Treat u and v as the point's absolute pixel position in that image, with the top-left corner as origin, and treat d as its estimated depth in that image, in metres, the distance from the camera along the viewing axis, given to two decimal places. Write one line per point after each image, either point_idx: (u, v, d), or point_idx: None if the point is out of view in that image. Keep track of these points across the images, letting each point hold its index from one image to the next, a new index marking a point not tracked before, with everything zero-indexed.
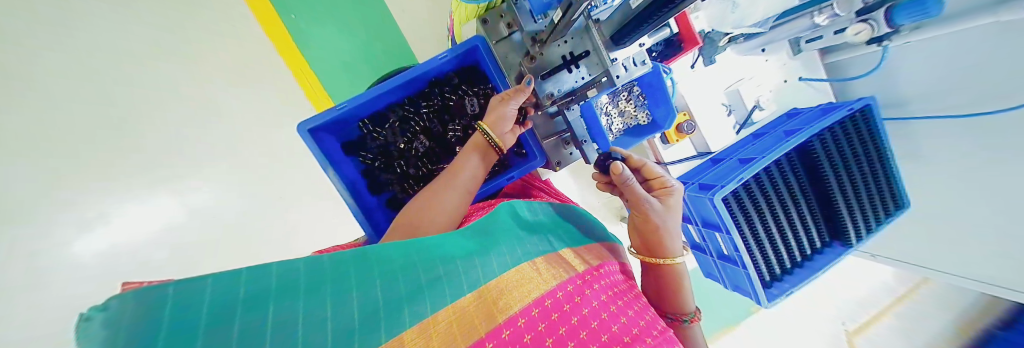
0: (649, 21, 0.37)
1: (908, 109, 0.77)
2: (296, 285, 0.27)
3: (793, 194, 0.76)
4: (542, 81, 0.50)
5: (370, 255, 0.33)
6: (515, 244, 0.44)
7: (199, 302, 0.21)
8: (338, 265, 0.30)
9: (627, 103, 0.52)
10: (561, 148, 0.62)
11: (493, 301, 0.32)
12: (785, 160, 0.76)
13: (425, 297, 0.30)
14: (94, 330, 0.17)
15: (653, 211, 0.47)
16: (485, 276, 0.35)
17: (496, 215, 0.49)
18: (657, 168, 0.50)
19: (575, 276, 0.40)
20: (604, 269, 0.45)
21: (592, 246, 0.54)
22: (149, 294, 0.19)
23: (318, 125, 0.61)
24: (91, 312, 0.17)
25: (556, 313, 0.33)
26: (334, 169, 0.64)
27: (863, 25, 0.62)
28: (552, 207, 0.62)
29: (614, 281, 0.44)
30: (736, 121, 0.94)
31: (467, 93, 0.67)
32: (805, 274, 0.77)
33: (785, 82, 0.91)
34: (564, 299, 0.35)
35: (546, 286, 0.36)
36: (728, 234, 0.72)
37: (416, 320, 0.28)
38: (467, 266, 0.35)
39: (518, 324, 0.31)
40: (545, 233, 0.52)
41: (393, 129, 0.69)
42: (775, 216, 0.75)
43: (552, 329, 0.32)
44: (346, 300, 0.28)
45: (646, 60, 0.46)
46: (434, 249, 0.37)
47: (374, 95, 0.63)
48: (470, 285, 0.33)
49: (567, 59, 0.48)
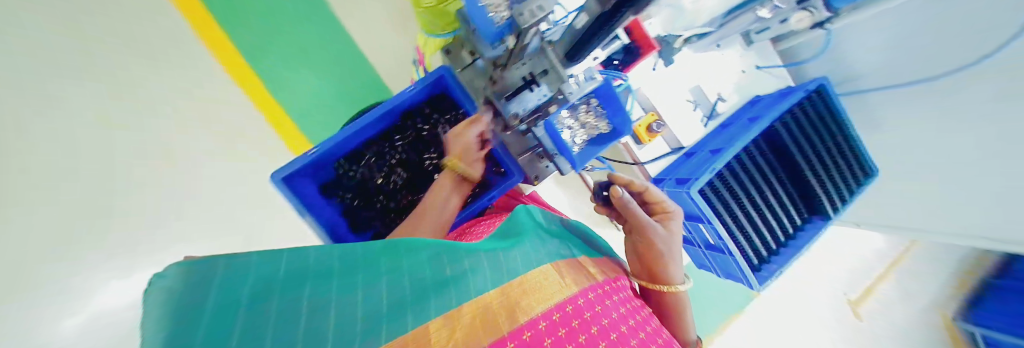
0: (597, 35, 0.39)
1: (863, 84, 0.82)
2: (329, 269, 0.27)
3: (766, 177, 0.78)
4: (506, 103, 0.51)
5: (401, 249, 0.31)
6: (538, 244, 0.40)
7: (241, 279, 0.23)
8: (370, 253, 0.30)
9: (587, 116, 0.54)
10: (537, 163, 0.64)
11: (514, 298, 0.29)
12: (753, 148, 0.79)
13: (451, 288, 0.28)
14: (156, 297, 0.20)
15: (656, 237, 0.44)
16: (509, 275, 0.32)
17: (512, 220, 0.46)
18: (659, 194, 0.48)
19: (595, 283, 0.36)
20: (620, 282, 0.41)
21: (604, 260, 0.47)
22: (198, 273, 0.22)
23: (291, 170, 0.60)
24: (156, 278, 0.21)
25: (576, 320, 0.29)
26: (311, 213, 0.63)
27: (805, 12, 0.68)
28: (563, 216, 0.59)
29: (628, 294, 0.40)
30: (703, 114, 0.96)
31: (438, 120, 0.68)
32: (792, 252, 0.79)
33: (745, 72, 0.96)
34: (584, 306, 0.31)
35: (565, 290, 0.32)
36: (711, 225, 0.74)
37: (438, 311, 0.25)
38: (491, 261, 0.33)
39: (538, 327, 0.27)
40: (565, 238, 0.48)
41: (368, 164, 0.68)
42: (754, 201, 0.77)
43: (573, 335, 0.28)
44: (373, 290, 0.26)
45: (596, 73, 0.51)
46: (462, 244, 0.35)
47: (346, 134, 0.63)
48: (495, 281, 0.30)
49: (527, 80, 0.49)
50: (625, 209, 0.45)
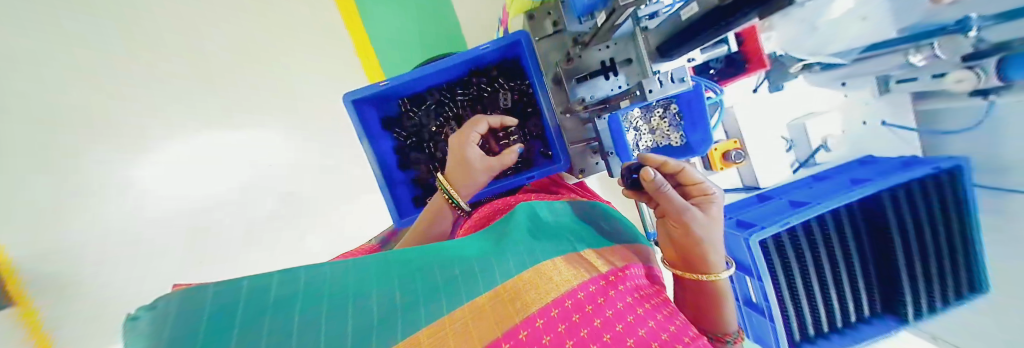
0: (700, 35, 0.34)
1: (1009, 178, 0.63)
2: (320, 284, 0.28)
3: (846, 251, 0.67)
4: (576, 85, 0.48)
5: (386, 262, 0.33)
6: (534, 244, 0.41)
7: (233, 302, 0.23)
8: (357, 267, 0.31)
9: (660, 121, 0.48)
10: (587, 156, 0.61)
11: (508, 301, 0.30)
12: (846, 212, 0.66)
13: (440, 295, 0.29)
14: (143, 326, 0.20)
15: (697, 222, 0.40)
16: (501, 276, 0.33)
17: (511, 221, 0.47)
18: (694, 173, 0.42)
19: (597, 276, 0.35)
20: (629, 272, 0.39)
21: (616, 248, 0.46)
22: (184, 297, 0.22)
23: (361, 97, 0.64)
24: (139, 312, 0.21)
25: (576, 315, 0.29)
26: (370, 141, 0.67)
27: (969, 71, 0.55)
28: (571, 207, 0.57)
29: (638, 285, 0.37)
30: (796, 158, 0.84)
31: (503, 86, 0.67)
32: (845, 342, 0.67)
33: (864, 124, 0.80)
34: (586, 299, 0.31)
35: (566, 287, 0.32)
36: (759, 281, 0.66)
37: (432, 317, 0.26)
38: (481, 265, 0.34)
39: (536, 325, 0.27)
40: (566, 234, 0.47)
41: (428, 111, 0.71)
42: (820, 271, 0.66)
43: (574, 332, 0.27)
44: (363, 297, 0.28)
45: (686, 77, 0.40)
46: (450, 254, 0.36)
47: (415, 76, 0.65)
48: (486, 284, 0.31)
49: (607, 65, 0.46)
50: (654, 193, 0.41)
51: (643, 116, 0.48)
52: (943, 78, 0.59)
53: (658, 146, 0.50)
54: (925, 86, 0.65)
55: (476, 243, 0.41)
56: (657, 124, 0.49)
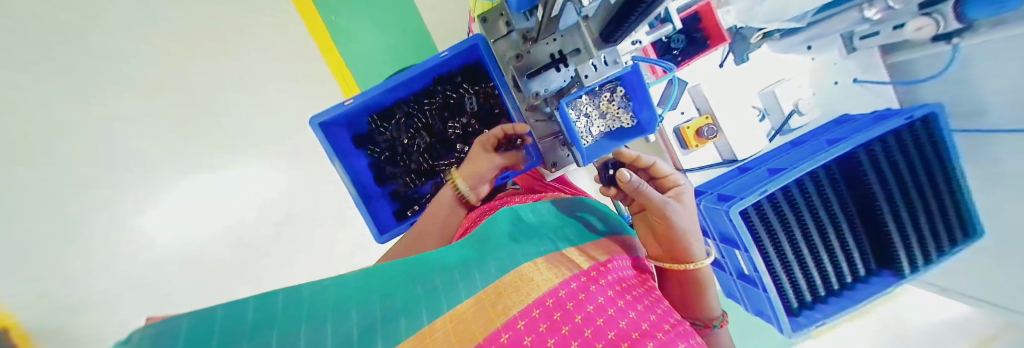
0: (632, 15, 0.34)
1: (990, 120, 0.62)
2: (299, 309, 0.25)
3: (831, 212, 0.67)
4: (529, 80, 0.48)
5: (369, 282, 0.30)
6: (516, 246, 0.39)
7: (208, 335, 0.20)
8: (337, 292, 0.28)
9: (608, 105, 0.48)
10: (558, 150, 0.61)
11: (490, 308, 0.28)
12: (823, 173, 0.67)
13: (425, 309, 0.27)
14: None
15: (678, 218, 0.39)
16: (483, 283, 0.31)
17: (489, 225, 0.44)
18: (665, 168, 0.43)
19: (579, 272, 0.34)
20: (613, 264, 0.37)
21: (602, 241, 0.43)
22: (158, 328, 0.18)
23: (328, 119, 0.64)
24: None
25: (557, 313, 0.28)
26: (343, 161, 0.68)
27: (927, 19, 0.52)
28: (555, 204, 0.53)
29: (623, 277, 0.36)
30: (771, 126, 0.83)
31: (467, 91, 0.68)
32: (842, 305, 0.66)
33: (836, 84, 0.80)
34: (566, 297, 0.30)
35: (545, 286, 0.31)
36: (746, 252, 0.65)
37: (414, 330, 0.25)
38: (464, 278, 0.32)
39: (516, 327, 0.26)
40: (545, 232, 0.44)
41: (398, 124, 0.72)
42: (807, 237, 0.66)
43: (555, 329, 0.26)
44: (344, 322, 0.25)
45: (619, 59, 0.44)
46: (432, 267, 0.34)
47: (379, 92, 0.65)
48: (468, 291, 0.30)
49: (555, 58, 0.46)
50: (635, 193, 0.40)
51: (592, 102, 0.48)
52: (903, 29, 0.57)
53: (611, 130, 0.50)
54: (890, 38, 0.63)
55: (457, 250, 0.39)
56: (607, 108, 0.49)
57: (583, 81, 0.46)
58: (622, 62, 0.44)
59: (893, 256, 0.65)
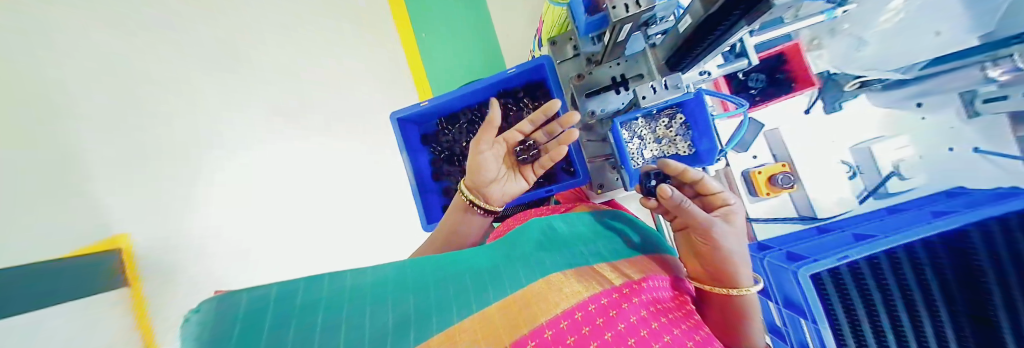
0: (698, 47, 0.36)
1: None
2: (342, 295, 0.27)
3: (928, 298, 0.56)
4: (586, 99, 0.50)
5: (403, 275, 0.32)
6: (546, 256, 0.40)
7: (265, 308, 0.23)
8: (376, 280, 0.30)
9: (666, 130, 0.48)
10: (607, 172, 0.62)
11: (518, 311, 0.29)
12: (924, 252, 0.56)
13: (453, 307, 0.28)
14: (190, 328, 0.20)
15: (723, 237, 0.37)
16: (512, 287, 0.32)
17: (522, 232, 0.46)
18: (713, 184, 0.40)
19: (611, 288, 0.34)
20: (648, 284, 0.36)
21: (638, 260, 0.43)
22: (227, 300, 0.22)
23: (404, 116, 0.73)
24: (191, 314, 0.21)
25: (587, 327, 0.28)
26: (410, 154, 0.76)
27: None
28: (591, 216, 0.54)
29: (657, 298, 0.35)
30: (863, 185, 0.73)
31: (527, 106, 0.73)
32: None
33: (950, 151, 0.69)
34: (596, 312, 0.30)
35: (575, 298, 0.31)
36: (813, 324, 0.56)
37: (445, 325, 0.26)
38: (493, 283, 0.33)
39: (544, 336, 0.26)
40: (577, 245, 0.45)
41: (461, 128, 0.79)
42: (894, 321, 0.56)
43: (583, 343, 0.27)
44: (379, 308, 0.27)
45: (679, 84, 0.41)
46: (464, 268, 0.36)
47: (450, 98, 0.73)
48: (498, 295, 0.30)
49: (617, 80, 0.49)
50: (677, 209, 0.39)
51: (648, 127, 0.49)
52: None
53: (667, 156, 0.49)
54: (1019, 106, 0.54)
55: (488, 253, 0.41)
56: (663, 132, 0.49)
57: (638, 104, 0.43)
58: (683, 88, 0.41)
59: None
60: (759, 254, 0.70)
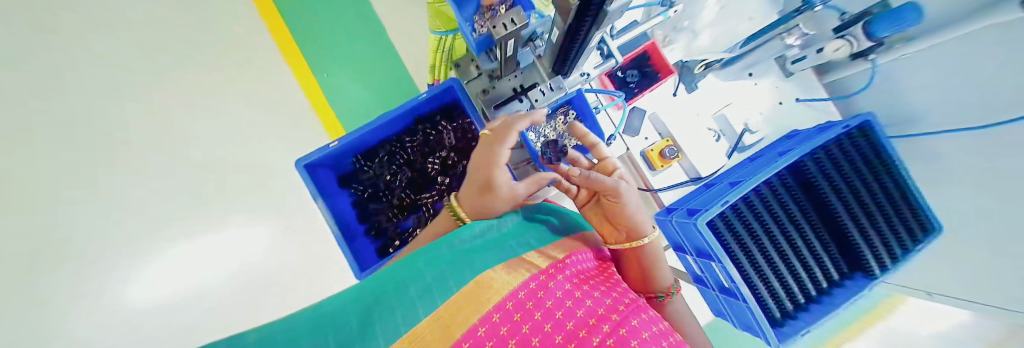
0: (571, 49, 0.43)
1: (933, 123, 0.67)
2: None
3: (791, 217, 0.71)
4: (496, 111, 0.53)
5: (306, 328, 0.27)
6: (476, 257, 0.38)
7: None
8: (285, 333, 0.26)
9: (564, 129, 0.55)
10: (530, 175, 0.64)
11: (450, 322, 0.27)
12: (778, 182, 0.71)
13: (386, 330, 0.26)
14: None
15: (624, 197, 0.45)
16: (441, 298, 0.30)
17: (450, 238, 0.43)
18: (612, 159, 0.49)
19: (538, 271, 0.35)
20: (572, 259, 0.39)
21: (562, 241, 0.45)
22: None
23: (312, 161, 0.68)
24: None
25: (518, 314, 0.29)
26: (326, 200, 0.70)
27: (841, 40, 0.65)
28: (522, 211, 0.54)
29: (580, 270, 0.38)
30: (728, 144, 0.87)
31: (445, 128, 0.74)
32: (823, 311, 0.67)
33: (780, 104, 0.87)
34: (526, 297, 0.31)
35: (505, 289, 0.31)
36: (720, 263, 0.64)
37: None
38: (437, 291, 0.31)
39: (478, 334, 0.26)
40: (506, 240, 0.44)
41: (382, 162, 0.76)
42: (774, 242, 0.69)
43: (516, 331, 0.28)
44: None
45: (562, 85, 0.50)
46: (386, 295, 0.32)
47: (363, 134, 0.71)
48: (425, 310, 0.28)
49: (518, 90, 0.53)
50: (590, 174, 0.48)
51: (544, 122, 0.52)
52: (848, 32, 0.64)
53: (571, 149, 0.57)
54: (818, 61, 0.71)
55: (414, 268, 0.38)
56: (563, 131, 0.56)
57: (535, 106, 0.51)
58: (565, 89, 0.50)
59: (861, 257, 0.68)
60: (667, 217, 0.76)
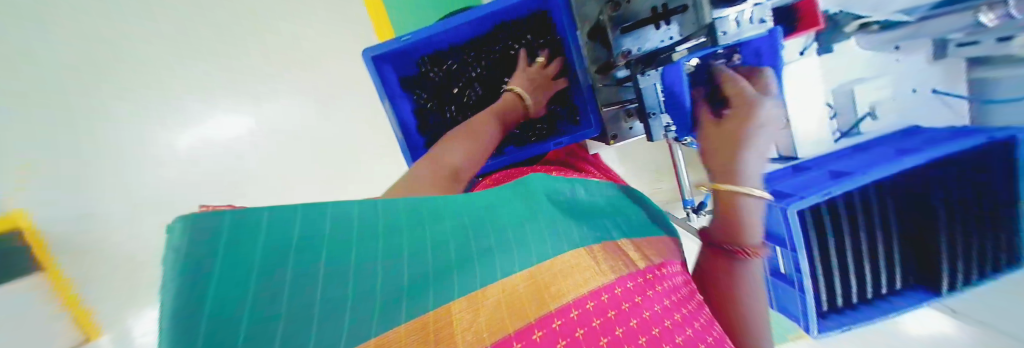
0: None
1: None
2: (354, 233, 0.25)
3: (869, 224, 0.64)
4: (621, 37, 0.49)
5: (421, 212, 0.32)
6: (557, 223, 0.40)
7: (256, 238, 0.19)
8: (388, 220, 0.29)
9: None
10: (622, 121, 0.60)
11: (533, 291, 0.29)
12: (885, 185, 0.63)
13: (476, 268, 0.29)
14: (171, 239, 0.16)
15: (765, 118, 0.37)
16: (519, 264, 0.31)
17: (528, 182, 0.47)
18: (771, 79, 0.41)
19: (636, 272, 0.35)
20: (666, 270, 0.39)
21: (649, 242, 0.45)
22: (213, 218, 0.17)
23: (381, 54, 0.61)
24: (177, 222, 0.16)
25: (612, 311, 0.29)
26: (392, 104, 0.66)
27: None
28: (602, 188, 0.56)
29: (675, 285, 0.37)
30: (839, 126, 0.75)
31: (529, 43, 0.64)
32: (872, 314, 0.65)
33: (913, 92, 0.73)
34: (594, 311, 0.29)
35: (574, 294, 0.29)
36: (793, 252, 0.61)
37: (463, 293, 0.27)
38: (524, 243, 0.33)
39: (553, 327, 0.26)
40: (597, 220, 0.46)
41: (449, 71, 0.67)
42: (856, 243, 0.64)
43: (594, 338, 0.27)
44: (395, 253, 0.27)
45: (766, 19, 0.43)
46: (485, 211, 0.37)
47: (438, 28, 0.61)
48: (504, 272, 0.29)
49: (657, 12, 0.48)
50: None
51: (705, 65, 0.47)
52: (1011, 42, 0.55)
53: None
54: (989, 50, 0.59)
55: (498, 197, 0.41)
56: None
57: (716, 40, 0.44)
58: (767, 24, 0.43)
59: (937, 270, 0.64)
60: None
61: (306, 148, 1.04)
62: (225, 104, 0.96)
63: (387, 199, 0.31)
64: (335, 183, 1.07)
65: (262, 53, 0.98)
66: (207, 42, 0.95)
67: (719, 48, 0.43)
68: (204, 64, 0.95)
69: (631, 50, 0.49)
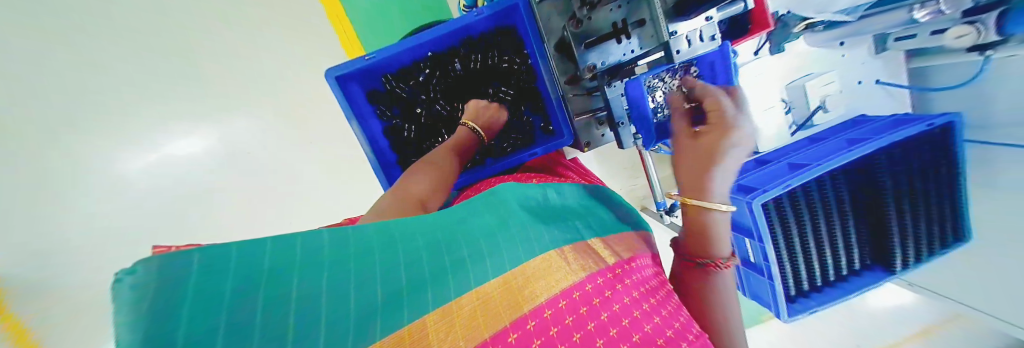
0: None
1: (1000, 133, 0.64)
2: (321, 257, 0.25)
3: (829, 211, 0.69)
4: (586, 51, 0.51)
5: (393, 231, 0.32)
6: (531, 226, 0.40)
7: (221, 276, 0.19)
8: (359, 242, 0.29)
9: None
10: (594, 129, 0.62)
11: (512, 293, 0.30)
12: (834, 176, 0.68)
13: (450, 280, 0.29)
14: (122, 295, 0.15)
15: (732, 141, 0.39)
16: (494, 271, 0.31)
17: (497, 189, 0.48)
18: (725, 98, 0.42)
19: (605, 269, 0.36)
20: (636, 264, 0.40)
21: (622, 237, 0.48)
22: (172, 261, 0.16)
23: (346, 73, 0.60)
24: (121, 275, 0.15)
25: (584, 307, 0.31)
26: (360, 122, 0.66)
27: (968, 27, 0.53)
28: (573, 190, 0.57)
29: (645, 277, 0.39)
30: (794, 120, 0.79)
31: (498, 56, 0.65)
32: (836, 294, 0.70)
33: (860, 84, 0.79)
34: (566, 310, 0.30)
35: (547, 293, 0.31)
36: (760, 243, 0.65)
37: (439, 303, 0.27)
38: (497, 249, 0.34)
39: (526, 328, 0.28)
40: (569, 220, 0.47)
41: (418, 86, 0.67)
42: (816, 230, 0.69)
43: (566, 335, 0.28)
44: (367, 273, 0.27)
45: (715, 35, 0.48)
46: (455, 225, 0.37)
47: (403, 48, 0.61)
48: (478, 279, 0.30)
49: (617, 27, 0.49)
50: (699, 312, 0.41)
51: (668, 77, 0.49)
52: (944, 35, 0.58)
53: None
54: (921, 43, 0.64)
55: (470, 209, 0.42)
56: None
57: (671, 56, 0.49)
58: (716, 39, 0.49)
59: (890, 250, 0.69)
60: None
61: (276, 169, 1.00)
62: (181, 128, 0.90)
63: (356, 225, 0.31)
64: (312, 203, 1.04)
65: (223, 74, 0.95)
66: (160, 66, 0.90)
67: (676, 64, 0.49)
68: (155, 88, 0.89)
69: (595, 64, 0.52)
